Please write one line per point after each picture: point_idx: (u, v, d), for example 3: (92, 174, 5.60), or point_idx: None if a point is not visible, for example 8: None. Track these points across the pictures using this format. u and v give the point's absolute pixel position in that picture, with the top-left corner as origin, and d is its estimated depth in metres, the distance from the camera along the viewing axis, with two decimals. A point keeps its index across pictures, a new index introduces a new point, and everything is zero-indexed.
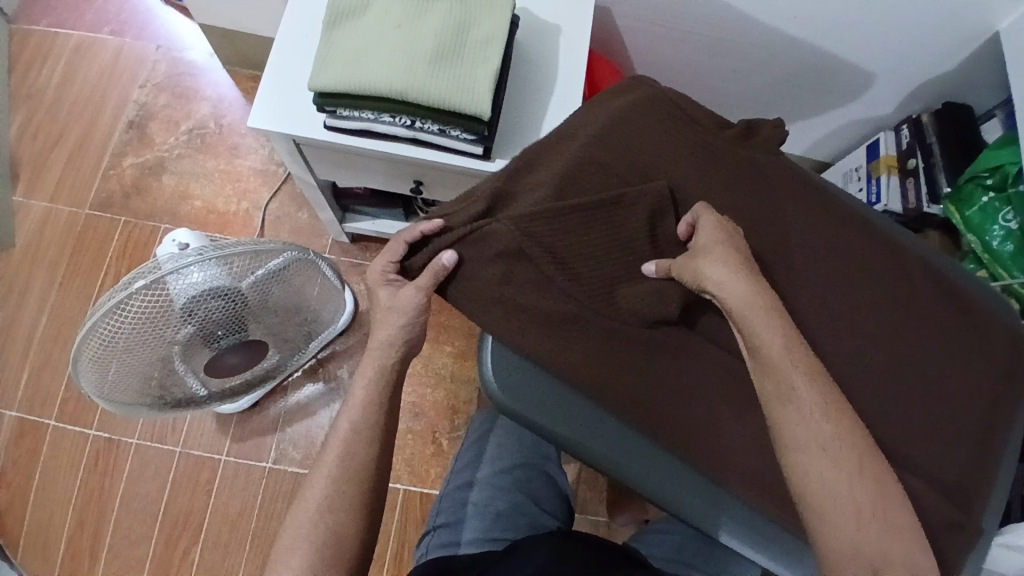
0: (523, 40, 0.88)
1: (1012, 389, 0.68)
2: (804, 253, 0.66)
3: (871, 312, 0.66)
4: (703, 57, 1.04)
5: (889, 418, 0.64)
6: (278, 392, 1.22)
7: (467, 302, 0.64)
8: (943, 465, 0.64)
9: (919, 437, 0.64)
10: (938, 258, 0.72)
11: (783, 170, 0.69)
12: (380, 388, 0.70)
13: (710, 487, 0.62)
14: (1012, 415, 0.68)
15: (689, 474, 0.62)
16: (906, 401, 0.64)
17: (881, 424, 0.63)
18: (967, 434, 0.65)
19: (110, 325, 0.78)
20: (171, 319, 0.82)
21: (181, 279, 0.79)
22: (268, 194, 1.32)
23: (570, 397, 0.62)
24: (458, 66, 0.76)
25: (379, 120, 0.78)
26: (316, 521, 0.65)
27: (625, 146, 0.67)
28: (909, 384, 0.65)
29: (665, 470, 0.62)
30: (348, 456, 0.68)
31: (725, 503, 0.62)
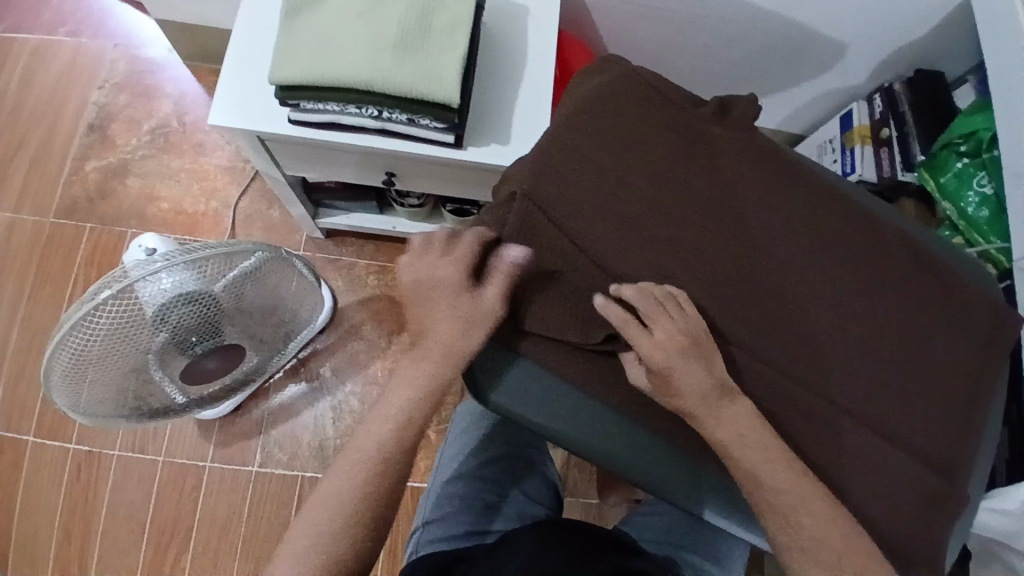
0: (490, 23, 0.86)
1: (994, 359, 0.68)
2: (784, 232, 0.65)
3: (851, 288, 0.65)
4: (677, 34, 1.03)
5: (872, 397, 0.63)
6: (260, 394, 1.19)
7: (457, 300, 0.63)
8: (930, 438, 0.64)
9: (905, 411, 0.64)
10: (917, 231, 0.72)
11: (761, 146, 0.67)
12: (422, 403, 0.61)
13: (694, 470, 0.63)
14: (991, 387, 0.68)
15: (674, 457, 0.63)
16: (889, 378, 0.64)
17: (861, 403, 0.63)
18: (952, 406, 0.65)
19: (80, 336, 0.76)
20: (144, 327, 0.80)
21: (150, 285, 0.76)
22: (238, 191, 1.28)
23: (555, 386, 0.61)
24: (423, 52, 0.73)
25: (345, 111, 0.76)
26: (314, 538, 0.58)
27: (600, 131, 0.65)
28: (891, 361, 0.65)
29: (651, 457, 0.62)
30: (368, 471, 0.60)
31: (707, 484, 0.63)
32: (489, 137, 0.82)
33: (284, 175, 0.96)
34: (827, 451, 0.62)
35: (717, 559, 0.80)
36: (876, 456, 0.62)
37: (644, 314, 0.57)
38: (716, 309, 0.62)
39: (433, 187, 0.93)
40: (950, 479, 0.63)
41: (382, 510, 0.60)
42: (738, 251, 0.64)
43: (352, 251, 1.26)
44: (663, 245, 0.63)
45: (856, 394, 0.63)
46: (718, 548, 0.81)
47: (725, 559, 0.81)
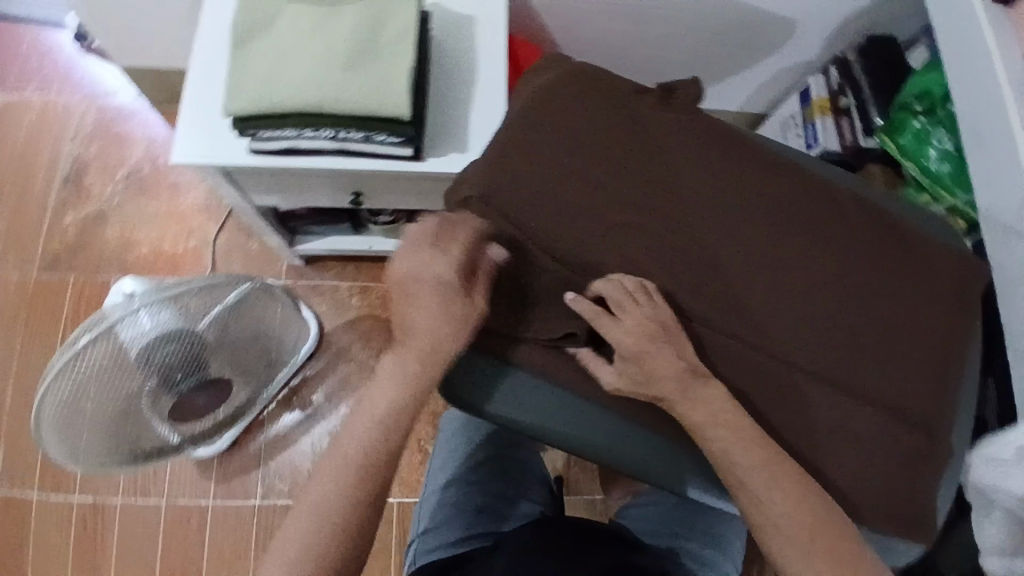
0: (438, 35, 0.87)
1: (964, 310, 0.68)
2: (740, 206, 0.66)
3: (813, 255, 0.66)
4: (628, 27, 1.04)
5: (844, 361, 0.64)
6: (255, 427, 1.19)
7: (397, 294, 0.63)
8: (905, 398, 0.64)
9: (877, 373, 0.64)
10: (870, 193, 0.72)
11: (708, 127, 0.68)
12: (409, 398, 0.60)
13: (670, 448, 0.64)
14: (964, 340, 0.68)
15: (648, 438, 0.64)
16: (860, 340, 0.65)
17: (833, 367, 0.64)
18: (925, 363, 0.65)
19: (68, 382, 0.77)
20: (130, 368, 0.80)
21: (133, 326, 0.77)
22: (216, 227, 1.29)
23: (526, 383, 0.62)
24: (372, 69, 0.74)
25: (302, 136, 0.77)
26: (303, 546, 0.57)
27: (549, 128, 0.66)
28: (860, 322, 0.65)
29: (625, 440, 0.63)
30: (356, 468, 0.59)
31: (686, 462, 0.65)
32: (447, 146, 0.82)
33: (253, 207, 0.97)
34: (805, 417, 0.62)
35: (718, 543, 0.80)
36: (852, 418, 0.63)
37: (615, 304, 0.59)
38: (681, 288, 0.63)
39: (400, 202, 0.94)
40: (928, 435, 0.64)
41: (374, 509, 0.60)
42: (697, 229, 0.65)
43: (333, 275, 1.26)
44: (622, 234, 0.63)
45: (829, 359, 0.64)
46: (715, 529, 0.81)
47: (725, 541, 0.81)
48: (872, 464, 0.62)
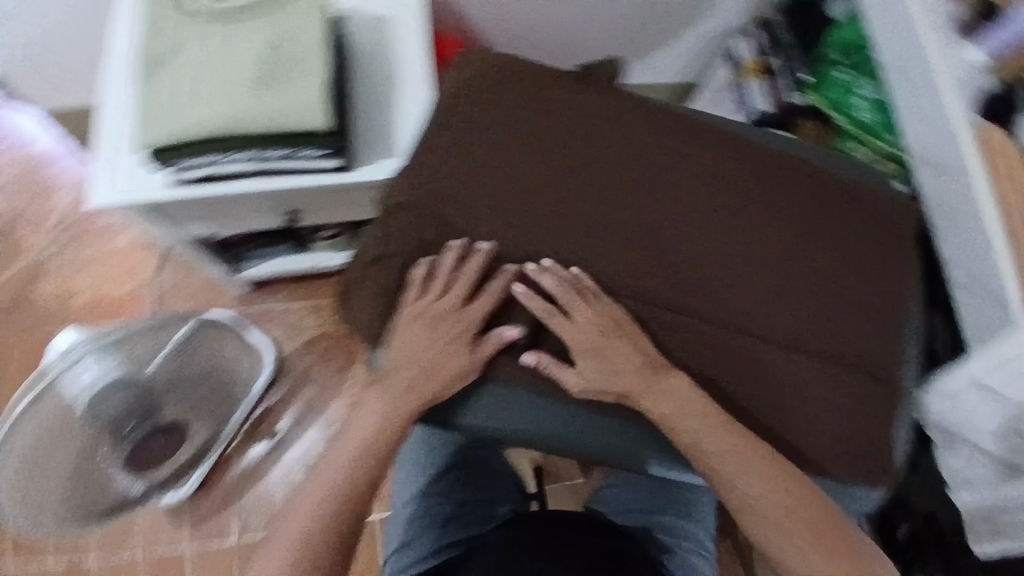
0: (355, 40, 0.85)
1: (905, 251, 0.69)
2: (669, 177, 0.66)
3: (747, 217, 0.66)
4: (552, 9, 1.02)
5: (788, 317, 0.65)
6: (223, 463, 1.15)
7: (355, 302, 0.66)
8: (852, 348, 0.65)
9: (821, 326, 0.65)
10: (798, 148, 0.73)
11: (630, 101, 0.68)
12: (387, 419, 0.62)
13: (633, 429, 0.64)
14: (909, 280, 0.68)
15: (611, 423, 0.64)
16: (800, 296, 0.65)
17: (778, 325, 0.64)
18: (870, 309, 0.66)
19: (86, 424, 0.96)
20: (88, 412, 0.96)
21: (77, 376, 0.93)
22: (156, 265, 1.23)
23: (492, 392, 0.63)
24: (284, 81, 0.72)
25: (223, 159, 0.74)
26: None
27: (473, 124, 0.66)
28: (799, 277, 0.66)
29: (590, 428, 0.64)
30: (332, 499, 0.61)
31: (651, 439, 0.64)
32: (376, 152, 0.80)
33: (185, 237, 0.93)
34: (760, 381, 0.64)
35: (689, 511, 0.83)
36: (807, 377, 0.64)
37: (567, 303, 0.62)
38: (621, 273, 0.64)
39: (338, 215, 0.92)
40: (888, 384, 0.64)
41: (350, 534, 0.61)
42: (632, 211, 0.65)
43: (285, 296, 1.20)
44: (554, 221, 0.64)
45: (778, 325, 0.64)
46: (684, 498, 0.84)
47: (696, 509, 0.84)
48: (827, 415, 0.63)
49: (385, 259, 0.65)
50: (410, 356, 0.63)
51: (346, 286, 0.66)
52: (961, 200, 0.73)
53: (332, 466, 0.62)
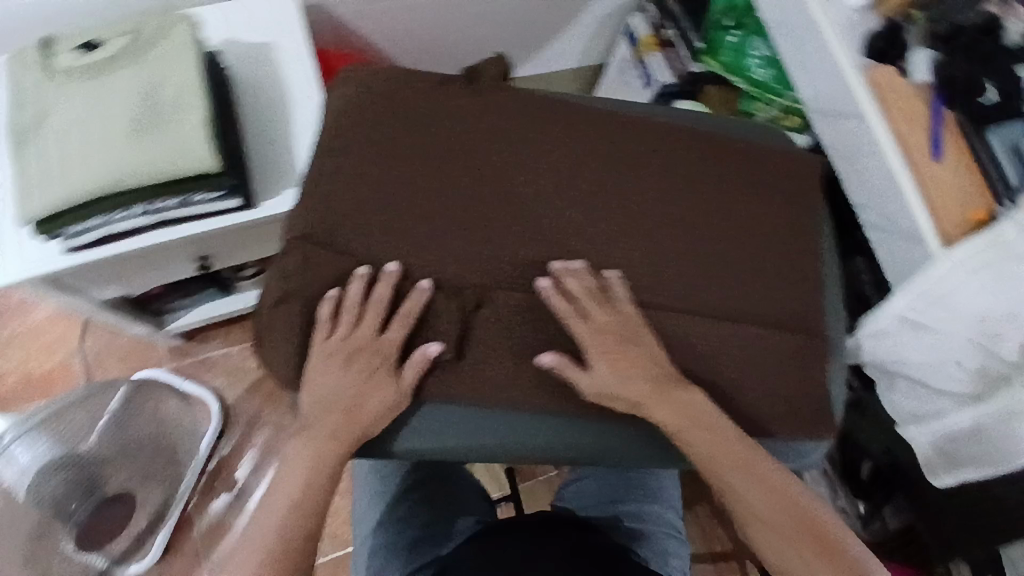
0: (237, 72, 0.81)
1: (804, 203, 0.71)
2: (560, 166, 0.67)
3: (638, 195, 0.68)
4: (450, 9, 1.00)
5: (694, 284, 0.67)
6: (184, 525, 1.09)
7: (270, 345, 0.62)
8: (764, 304, 0.67)
9: (728, 287, 0.67)
10: (687, 120, 0.74)
11: (515, 98, 0.68)
12: (328, 457, 0.59)
13: (580, 422, 0.63)
14: (811, 231, 0.70)
15: (555, 421, 0.63)
16: (703, 263, 0.67)
17: (688, 295, 0.66)
18: (774, 263, 0.68)
19: (27, 501, 0.89)
20: (28, 502, 0.89)
21: (10, 466, 0.86)
22: (80, 333, 1.14)
23: (427, 412, 0.62)
24: (164, 129, 0.70)
25: (115, 218, 0.71)
26: None
27: (366, 144, 0.65)
28: (699, 245, 0.68)
29: (535, 431, 0.63)
30: (279, 558, 0.57)
31: (599, 430, 0.63)
32: (278, 184, 0.78)
33: (99, 301, 0.91)
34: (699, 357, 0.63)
35: (654, 497, 0.83)
36: (727, 339, 0.65)
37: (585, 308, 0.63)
38: (531, 269, 0.65)
39: (252, 253, 0.89)
40: (811, 333, 0.67)
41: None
42: (533, 205, 0.66)
43: (222, 342, 1.16)
44: (456, 228, 0.65)
45: (693, 293, 0.66)
46: (648, 484, 0.84)
47: (660, 492, 0.84)
48: (752, 372, 0.65)
49: (295, 297, 0.62)
50: (336, 390, 0.60)
51: (258, 333, 0.63)
52: (864, 143, 0.74)
53: (274, 510, 0.59)
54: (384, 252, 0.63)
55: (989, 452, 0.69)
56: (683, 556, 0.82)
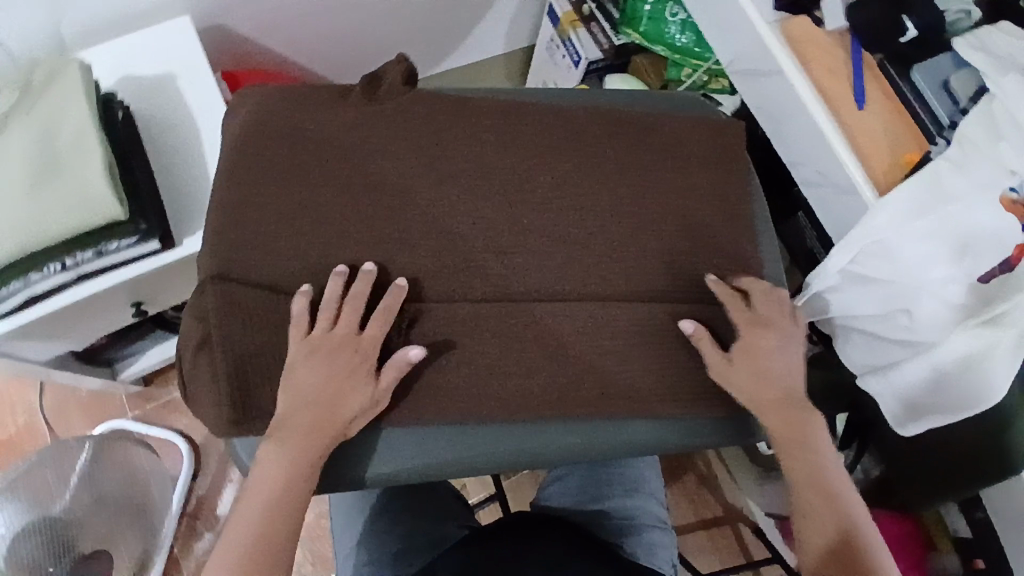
0: (139, 109, 0.79)
1: (725, 172, 0.70)
2: (479, 167, 0.65)
3: (560, 186, 0.66)
4: (365, 13, 0.96)
5: (623, 270, 0.66)
6: (171, 568, 1.08)
7: (194, 391, 0.59)
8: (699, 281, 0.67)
9: (656, 268, 0.66)
10: (601, 99, 0.72)
11: (422, 101, 0.66)
12: (277, 500, 0.56)
13: (538, 426, 0.63)
14: (735, 200, 0.70)
15: (513, 428, 0.63)
16: (630, 246, 0.66)
17: (621, 280, 0.65)
18: (702, 236, 0.68)
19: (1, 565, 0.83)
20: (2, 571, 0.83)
21: None
22: (37, 392, 1.11)
23: (380, 436, 0.61)
24: (63, 182, 0.67)
25: (31, 282, 0.69)
26: None
27: (272, 170, 0.62)
28: (624, 229, 0.66)
29: (495, 440, 0.62)
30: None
31: (559, 429, 0.63)
32: (198, 220, 0.77)
33: (40, 361, 0.89)
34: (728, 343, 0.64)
35: (634, 488, 0.82)
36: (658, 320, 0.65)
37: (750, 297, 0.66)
38: (458, 274, 0.63)
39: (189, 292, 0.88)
40: (753, 301, 0.66)
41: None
42: (448, 211, 0.64)
43: None
44: (376, 246, 0.62)
45: (656, 279, 0.66)
46: (628, 477, 0.83)
47: (640, 484, 0.83)
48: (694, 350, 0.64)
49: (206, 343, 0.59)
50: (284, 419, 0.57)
51: (183, 381, 0.60)
52: (782, 100, 0.73)
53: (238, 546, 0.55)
54: (303, 279, 0.61)
55: (950, 394, 0.66)
56: (669, 545, 0.81)
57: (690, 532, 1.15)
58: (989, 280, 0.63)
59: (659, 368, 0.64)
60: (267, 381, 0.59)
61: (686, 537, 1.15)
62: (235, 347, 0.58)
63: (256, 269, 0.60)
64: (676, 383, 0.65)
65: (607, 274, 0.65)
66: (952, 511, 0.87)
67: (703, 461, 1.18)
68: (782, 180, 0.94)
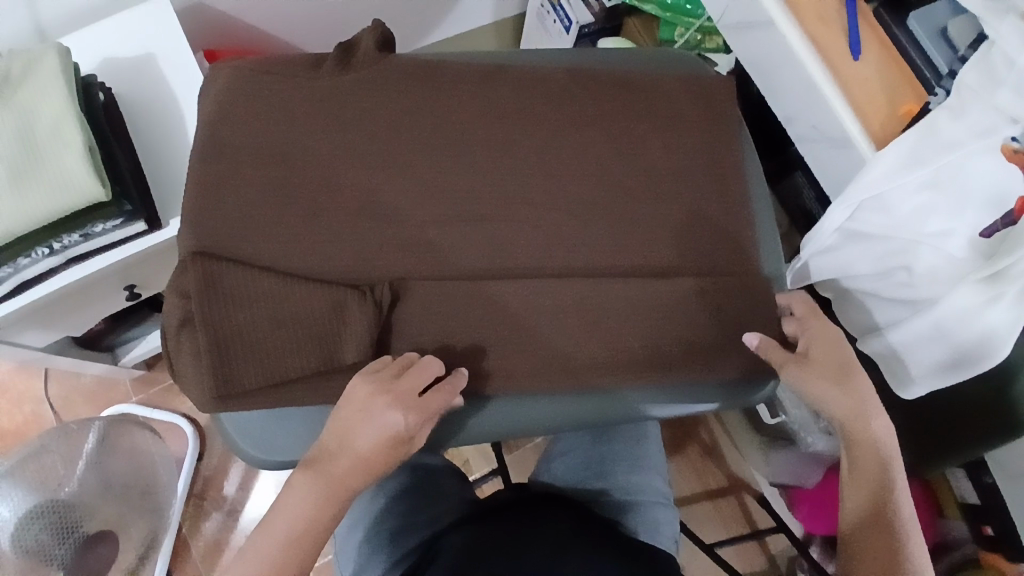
0: (121, 91, 0.78)
1: (714, 133, 0.68)
2: (459, 135, 0.64)
3: (544, 152, 0.65)
4: None
5: (612, 235, 0.64)
6: (180, 549, 1.10)
7: (180, 367, 0.59)
8: (691, 240, 0.65)
9: (647, 230, 0.65)
10: (585, 62, 0.70)
11: (399, 70, 0.64)
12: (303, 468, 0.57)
13: (525, 400, 0.62)
14: (726, 161, 0.68)
15: (503, 404, 0.62)
16: (618, 211, 0.65)
17: (609, 246, 0.64)
18: (695, 196, 0.66)
19: (10, 555, 0.82)
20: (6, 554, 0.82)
21: None
22: (42, 381, 1.12)
23: None
24: (43, 168, 0.66)
25: (20, 265, 0.69)
26: None
27: (249, 147, 0.61)
28: (612, 193, 0.65)
29: (483, 411, 0.62)
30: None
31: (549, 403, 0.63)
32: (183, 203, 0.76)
33: (40, 347, 0.90)
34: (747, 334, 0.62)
35: (639, 464, 0.81)
36: (646, 288, 0.63)
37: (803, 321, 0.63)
38: (440, 246, 0.62)
39: None
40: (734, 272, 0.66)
41: None
42: (430, 180, 0.63)
43: None
44: (357, 220, 0.61)
45: (646, 245, 0.64)
46: (633, 453, 0.82)
47: (643, 459, 0.82)
48: (685, 317, 0.63)
49: (189, 320, 0.59)
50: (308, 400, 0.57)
51: (169, 359, 0.60)
52: (773, 55, 0.70)
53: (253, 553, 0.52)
54: (287, 257, 0.60)
55: (952, 354, 0.64)
56: (672, 522, 0.80)
57: (695, 502, 1.14)
58: (992, 235, 0.61)
59: (652, 336, 0.63)
60: (251, 358, 0.58)
61: (692, 507, 1.14)
62: (218, 324, 0.57)
63: (242, 246, 0.60)
64: (671, 349, 0.63)
65: (596, 241, 0.64)
66: (961, 478, 0.86)
67: (707, 431, 1.17)
68: (777, 143, 0.95)
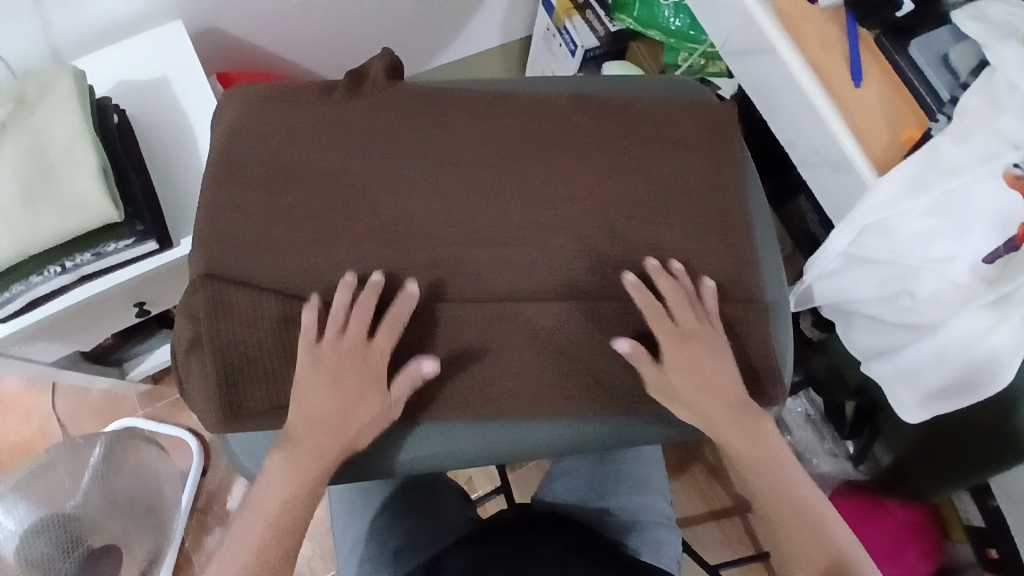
0: (134, 112, 0.80)
1: (716, 157, 0.69)
2: (464, 159, 0.65)
3: (548, 175, 0.66)
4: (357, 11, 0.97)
5: (615, 256, 0.65)
6: (183, 564, 1.10)
7: (188, 386, 0.60)
8: (693, 263, 0.66)
9: (649, 254, 0.65)
10: (589, 87, 0.72)
11: (406, 95, 0.66)
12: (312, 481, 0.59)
13: (522, 423, 0.63)
14: (728, 184, 0.69)
15: (501, 428, 0.62)
16: (622, 232, 0.65)
17: (613, 266, 0.65)
18: (695, 219, 0.67)
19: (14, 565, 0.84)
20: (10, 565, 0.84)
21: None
22: (50, 395, 1.13)
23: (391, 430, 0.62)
24: (57, 188, 0.67)
25: (34, 283, 0.70)
26: None
27: (259, 169, 0.62)
28: (615, 215, 0.65)
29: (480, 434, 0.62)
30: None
31: (546, 426, 0.63)
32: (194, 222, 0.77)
33: (49, 363, 0.91)
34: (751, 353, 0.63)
35: (642, 487, 0.81)
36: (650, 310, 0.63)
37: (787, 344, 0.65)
38: (445, 267, 0.63)
39: None
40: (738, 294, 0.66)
41: None
42: (436, 202, 0.64)
43: None
44: (363, 241, 0.62)
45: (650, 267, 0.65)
46: (636, 474, 0.82)
47: (647, 482, 0.82)
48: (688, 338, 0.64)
49: (197, 341, 0.59)
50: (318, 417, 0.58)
51: (178, 376, 0.61)
52: (775, 80, 0.71)
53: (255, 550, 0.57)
54: (296, 277, 0.61)
55: (953, 380, 0.64)
56: (674, 545, 0.80)
57: (699, 522, 1.14)
58: (994, 261, 0.61)
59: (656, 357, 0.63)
60: (258, 379, 0.60)
61: (695, 527, 1.14)
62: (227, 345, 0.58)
63: (251, 265, 0.60)
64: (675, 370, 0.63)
65: (600, 263, 0.65)
66: (967, 502, 0.86)
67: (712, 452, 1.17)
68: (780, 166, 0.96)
